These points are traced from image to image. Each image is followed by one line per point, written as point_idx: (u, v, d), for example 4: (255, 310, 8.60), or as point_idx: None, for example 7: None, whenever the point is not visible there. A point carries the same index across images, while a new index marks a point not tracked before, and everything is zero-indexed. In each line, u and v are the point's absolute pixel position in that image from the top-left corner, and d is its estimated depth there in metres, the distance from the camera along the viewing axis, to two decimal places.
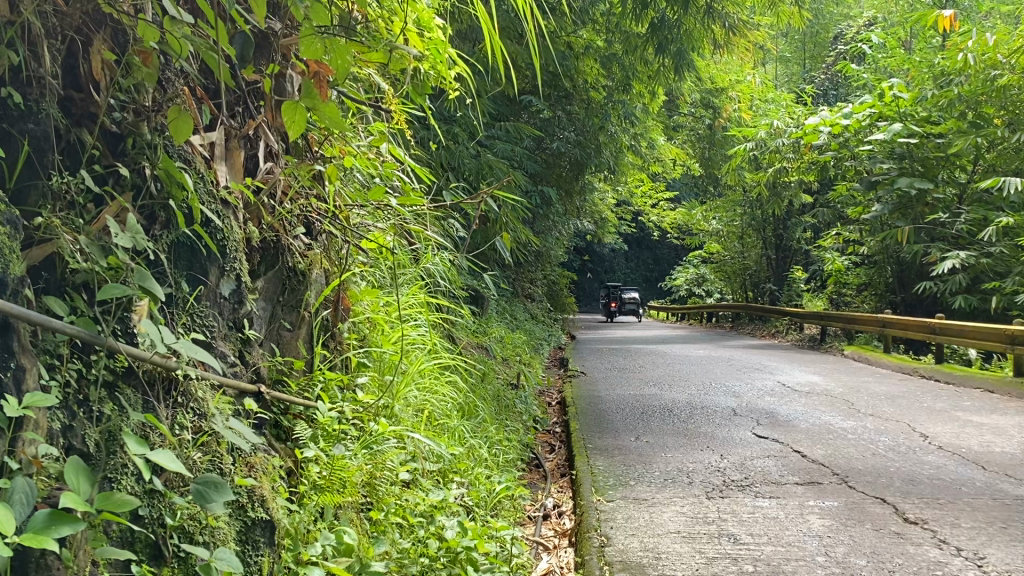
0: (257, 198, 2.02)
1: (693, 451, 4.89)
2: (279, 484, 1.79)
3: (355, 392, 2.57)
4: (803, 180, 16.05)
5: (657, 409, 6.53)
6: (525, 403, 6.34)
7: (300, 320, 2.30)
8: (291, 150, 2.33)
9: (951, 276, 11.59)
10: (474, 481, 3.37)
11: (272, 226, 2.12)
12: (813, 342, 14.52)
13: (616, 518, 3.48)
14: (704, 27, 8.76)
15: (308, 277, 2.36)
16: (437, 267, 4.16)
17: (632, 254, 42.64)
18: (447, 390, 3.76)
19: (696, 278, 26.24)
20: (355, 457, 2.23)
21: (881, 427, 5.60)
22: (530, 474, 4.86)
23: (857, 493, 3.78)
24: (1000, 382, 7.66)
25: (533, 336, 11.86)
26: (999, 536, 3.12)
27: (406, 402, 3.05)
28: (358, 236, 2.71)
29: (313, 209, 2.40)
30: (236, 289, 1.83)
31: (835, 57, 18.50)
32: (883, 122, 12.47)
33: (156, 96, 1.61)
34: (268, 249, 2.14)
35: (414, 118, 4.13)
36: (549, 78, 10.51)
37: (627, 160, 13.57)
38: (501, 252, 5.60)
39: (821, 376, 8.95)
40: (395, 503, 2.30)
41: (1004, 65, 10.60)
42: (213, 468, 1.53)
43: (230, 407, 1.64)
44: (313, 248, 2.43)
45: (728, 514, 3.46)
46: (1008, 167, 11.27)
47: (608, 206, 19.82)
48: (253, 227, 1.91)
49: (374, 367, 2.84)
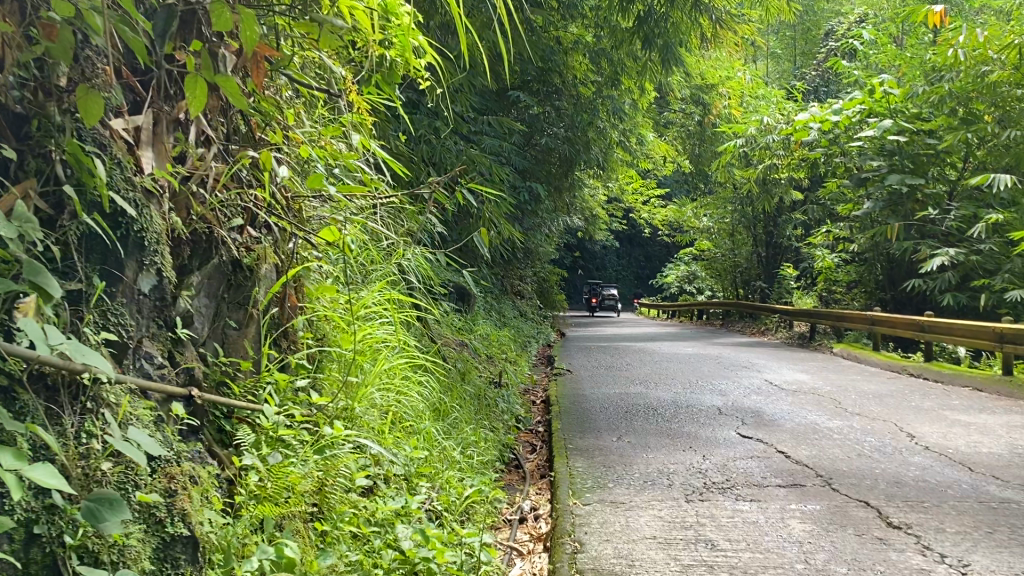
0: (187, 186, 1.95)
1: (675, 451, 4.78)
2: (212, 495, 1.75)
3: (309, 395, 2.45)
4: (794, 177, 15.94)
5: (641, 408, 6.43)
6: (507, 402, 6.22)
7: (249, 318, 2.25)
8: (229, 136, 2.23)
9: (941, 273, 11.51)
10: (443, 486, 3.24)
11: (207, 219, 2.05)
12: (802, 339, 14.43)
13: (592, 522, 3.36)
14: (691, 21, 8.66)
15: (257, 273, 2.30)
16: (410, 264, 4.06)
17: (623, 252, 42.53)
18: (417, 390, 3.65)
19: (687, 275, 26.16)
20: (302, 464, 2.13)
21: (868, 427, 5.51)
22: (508, 475, 4.73)
23: (840, 495, 3.68)
24: (989, 380, 7.57)
25: (521, 334, 11.74)
26: (984, 541, 3.01)
27: (370, 404, 2.93)
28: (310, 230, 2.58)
29: (250, 200, 2.27)
30: (158, 285, 1.78)
31: (826, 53, 18.40)
32: (873, 118, 12.41)
33: (71, 75, 1.56)
34: (201, 241, 2.04)
35: (384, 108, 3.99)
36: (536, 72, 10.39)
37: (616, 157, 13.47)
38: (479, 249, 5.48)
39: (809, 375, 8.87)
40: (349, 511, 2.19)
41: (995, 61, 10.53)
42: (125, 480, 1.47)
43: (151, 415, 1.61)
44: (261, 241, 2.34)
45: (706, 518, 3.35)
46: (998, 164, 11.21)
47: (598, 202, 19.71)
48: (178, 218, 1.85)
49: (334, 368, 2.73)
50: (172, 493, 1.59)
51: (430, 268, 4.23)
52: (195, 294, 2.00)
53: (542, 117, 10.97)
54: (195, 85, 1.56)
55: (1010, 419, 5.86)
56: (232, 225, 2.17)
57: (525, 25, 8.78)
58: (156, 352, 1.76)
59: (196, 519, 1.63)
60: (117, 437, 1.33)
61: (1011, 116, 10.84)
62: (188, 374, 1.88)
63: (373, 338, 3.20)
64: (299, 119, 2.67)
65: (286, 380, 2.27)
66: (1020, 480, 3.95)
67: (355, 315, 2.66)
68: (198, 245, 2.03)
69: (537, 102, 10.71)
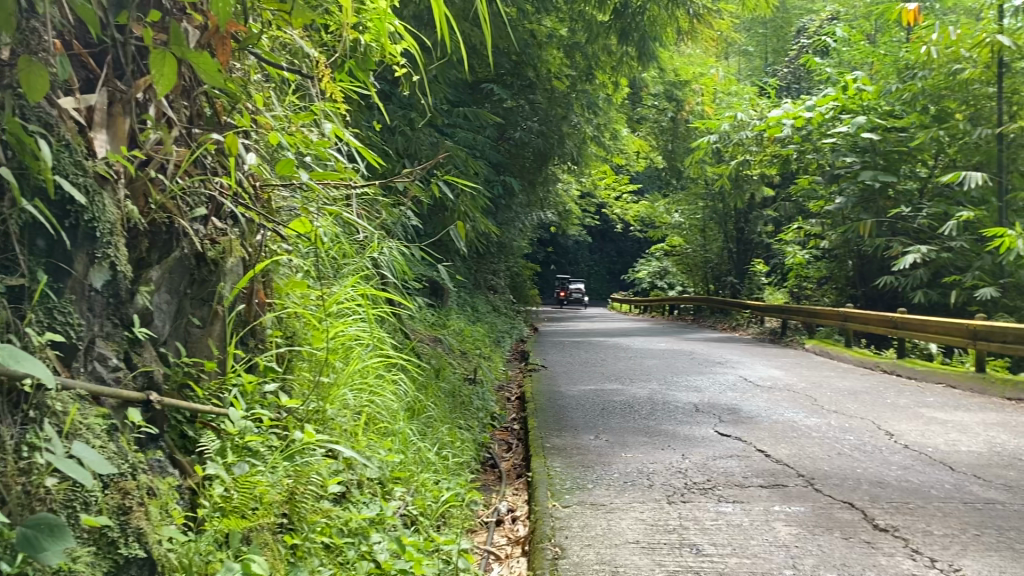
0: (144, 172, 1.82)
1: (654, 451, 4.69)
2: (173, 508, 1.63)
3: (278, 398, 2.33)
4: (766, 173, 15.99)
5: (618, 405, 6.34)
6: (482, 399, 6.11)
7: (214, 316, 2.12)
8: (193, 119, 2.10)
9: (912, 271, 11.58)
10: (419, 489, 3.12)
11: (167, 208, 1.90)
12: (774, 335, 14.47)
13: (572, 526, 3.25)
14: (668, 14, 8.57)
15: (223, 267, 2.16)
16: (384, 257, 3.94)
17: (596, 247, 42.63)
18: (392, 390, 3.53)
19: (659, 271, 26.21)
20: (271, 472, 1.99)
21: (845, 425, 5.47)
22: (484, 475, 4.62)
23: (824, 497, 3.61)
24: (962, 377, 7.59)
25: (495, 329, 11.63)
26: (973, 544, 2.95)
27: (343, 405, 2.80)
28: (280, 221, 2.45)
29: (212, 186, 2.13)
30: (111, 280, 1.64)
31: (799, 50, 18.49)
32: (846, 115, 12.49)
33: (14, 49, 1.43)
34: (161, 232, 1.91)
35: (357, 95, 3.84)
36: (511, 65, 10.27)
37: (590, 152, 13.39)
38: (455, 243, 5.35)
39: (783, 371, 8.86)
40: (321, 521, 2.06)
41: (967, 59, 10.57)
42: (73, 497, 1.37)
43: (103, 424, 1.50)
44: (227, 233, 2.21)
45: (689, 521, 3.25)
46: (969, 162, 11.30)
47: (571, 197, 19.65)
48: (134, 209, 1.72)
49: (305, 368, 2.60)
50: (127, 509, 1.47)
51: (405, 262, 4.10)
52: (155, 290, 1.86)
53: (516, 110, 10.85)
54: (163, 60, 1.47)
55: (986, 416, 5.86)
56: (194, 215, 2.03)
57: (500, 17, 8.65)
58: (111, 353, 1.63)
59: (153, 537, 1.51)
60: (60, 453, 1.22)
61: (983, 114, 10.92)
62: (147, 377, 1.76)
63: (345, 336, 3.07)
64: (269, 103, 2.53)
65: (252, 382, 2.14)
66: (1002, 480, 3.91)
67: (326, 311, 2.52)
68: (158, 236, 1.89)
69: (512, 95, 10.59)
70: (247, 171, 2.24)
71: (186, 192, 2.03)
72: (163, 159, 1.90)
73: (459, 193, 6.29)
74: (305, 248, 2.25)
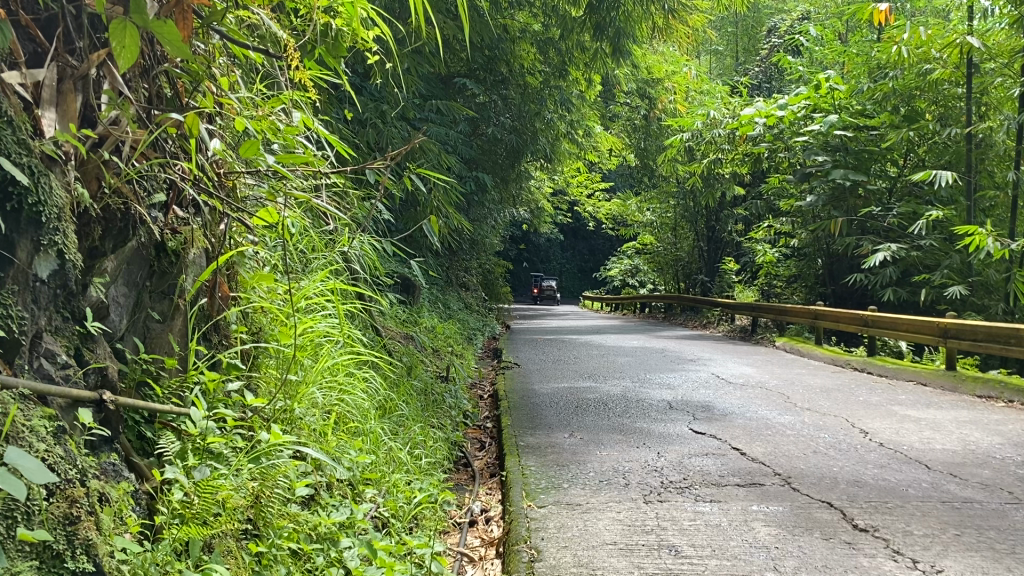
0: (95, 154, 1.70)
1: (629, 449, 4.62)
2: (127, 516, 1.54)
3: (243, 397, 2.22)
4: (737, 172, 16.06)
5: (592, 403, 6.28)
6: (454, 397, 6.02)
7: (174, 310, 2.03)
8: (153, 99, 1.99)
9: (881, 269, 11.68)
10: (391, 490, 3.03)
11: (122, 194, 1.79)
12: (744, 333, 14.53)
13: (548, 526, 3.18)
14: (642, 11, 8.51)
15: (184, 260, 2.08)
16: (354, 251, 3.84)
17: (567, 244, 42.72)
18: (363, 387, 3.43)
19: (630, 268, 26.24)
20: (234, 475, 1.89)
21: (820, 423, 5.46)
22: (457, 475, 4.53)
23: (802, 496, 3.56)
24: (932, 375, 7.63)
25: (467, 326, 11.54)
26: (954, 544, 2.92)
27: (311, 403, 2.70)
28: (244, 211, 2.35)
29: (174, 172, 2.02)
30: (58, 270, 1.52)
31: (770, 49, 18.60)
32: (818, 114, 12.57)
33: None
34: (116, 220, 1.80)
35: (327, 83, 3.73)
36: (484, 61, 10.17)
37: (563, 148, 13.32)
38: (428, 239, 5.24)
39: (755, 368, 8.86)
40: (288, 526, 1.96)
41: (937, 59, 10.65)
42: (12, 509, 1.22)
43: (49, 425, 1.38)
44: (188, 224, 2.12)
45: (667, 521, 3.19)
46: (938, 162, 11.40)
47: (543, 194, 19.59)
48: (85, 192, 1.60)
49: (272, 365, 2.50)
50: (74, 520, 1.35)
51: (376, 256, 4.00)
52: (110, 282, 1.77)
53: (488, 105, 10.75)
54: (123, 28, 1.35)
55: (958, 414, 5.87)
56: (152, 201, 1.92)
57: (473, 10, 8.54)
58: (60, 349, 1.53)
59: (102, 550, 1.40)
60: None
61: (952, 114, 11.00)
62: (100, 375, 1.65)
63: (315, 332, 2.97)
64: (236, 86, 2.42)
65: (215, 379, 2.03)
66: (978, 478, 3.90)
67: (294, 305, 2.42)
68: (112, 224, 1.76)
69: (484, 90, 10.49)
70: (209, 157, 2.14)
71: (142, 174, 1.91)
72: (120, 138, 1.79)
73: (432, 187, 6.20)
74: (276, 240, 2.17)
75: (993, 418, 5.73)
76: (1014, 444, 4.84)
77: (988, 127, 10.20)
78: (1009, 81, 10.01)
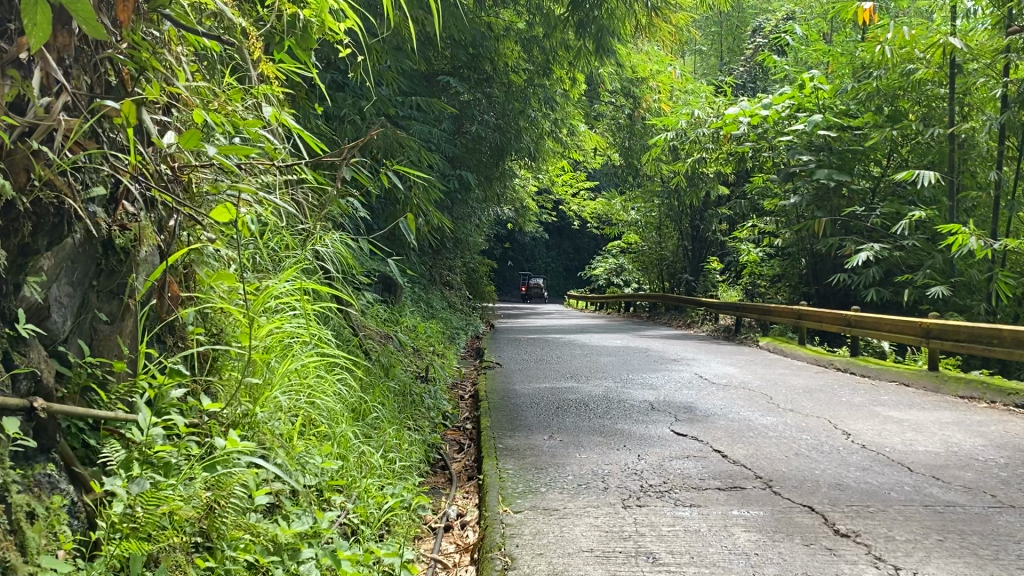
0: (22, 142, 1.59)
1: (608, 451, 4.55)
2: (60, 530, 1.49)
3: (198, 403, 2.14)
4: (722, 171, 16.05)
5: (574, 403, 6.20)
6: (434, 398, 5.93)
7: (123, 311, 1.99)
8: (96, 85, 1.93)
9: (864, 269, 11.68)
10: (360, 496, 2.95)
11: (55, 186, 1.67)
12: (728, 333, 14.51)
13: (523, 532, 3.10)
14: (626, 8, 8.44)
15: (135, 257, 2.02)
16: (327, 250, 3.76)
17: (552, 244, 42.72)
18: (334, 390, 3.35)
19: (615, 268, 26.22)
20: (185, 485, 1.82)
21: (802, 424, 5.40)
22: (433, 478, 4.44)
23: (783, 500, 3.50)
24: (915, 375, 7.60)
25: (449, 325, 11.44)
26: (936, 550, 2.85)
27: (276, 406, 2.60)
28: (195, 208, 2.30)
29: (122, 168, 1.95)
30: None
31: (755, 49, 18.61)
32: (802, 113, 12.58)
33: None
34: (50, 217, 1.68)
35: (298, 75, 3.64)
36: (467, 58, 10.08)
37: (548, 147, 13.26)
38: (406, 237, 5.14)
39: (738, 368, 8.82)
40: (244, 536, 1.88)
41: (921, 59, 10.66)
42: None
43: None
44: (140, 219, 2.05)
45: (646, 527, 3.12)
46: (921, 162, 11.40)
47: (528, 193, 19.52)
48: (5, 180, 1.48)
49: (233, 368, 2.41)
50: None
51: (349, 254, 3.90)
52: (49, 283, 1.70)
53: (472, 104, 10.66)
54: None
55: (940, 415, 5.84)
56: (89, 195, 1.82)
57: (456, 7, 8.46)
58: None
59: (23, 572, 1.33)
60: None
61: (935, 115, 11.01)
62: (35, 380, 1.58)
63: (282, 333, 2.88)
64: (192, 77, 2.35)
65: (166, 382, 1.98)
66: (961, 481, 3.85)
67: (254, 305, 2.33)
68: (44, 219, 1.65)
69: (468, 88, 10.41)
70: (160, 152, 2.07)
71: (79, 166, 1.82)
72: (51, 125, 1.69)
73: (411, 184, 6.10)
74: (232, 237, 2.10)
75: (976, 419, 5.70)
76: (997, 446, 4.80)
77: (971, 128, 10.21)
78: (992, 81, 10.02)
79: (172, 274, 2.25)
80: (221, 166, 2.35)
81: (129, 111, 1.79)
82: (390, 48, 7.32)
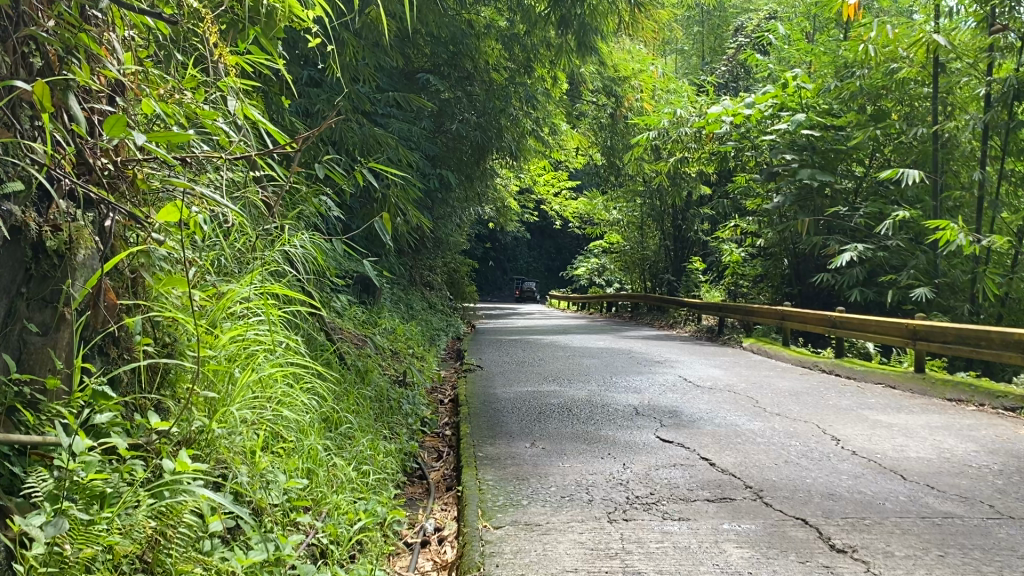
0: None
1: (592, 459, 4.39)
2: None
3: (141, 424, 1.99)
4: (704, 170, 15.97)
5: (556, 409, 6.04)
6: (412, 403, 5.75)
7: (60, 320, 1.84)
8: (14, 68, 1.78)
9: (847, 269, 11.62)
10: (329, 514, 2.78)
11: None
12: (711, 333, 14.43)
13: (504, 551, 2.94)
14: (609, 5, 8.28)
15: (72, 260, 1.88)
16: (295, 251, 3.59)
17: (534, 243, 42.70)
18: (303, 401, 3.18)
19: (597, 268, 26.10)
20: (123, 520, 1.70)
21: (790, 429, 5.27)
22: (410, 489, 4.26)
23: (774, 512, 3.35)
24: (902, 377, 7.50)
25: (430, 327, 11.27)
26: (938, 567, 2.71)
27: (235, 421, 2.42)
28: (139, 204, 2.13)
29: (51, 165, 1.79)
30: None
31: (737, 48, 18.58)
32: (785, 112, 12.53)
33: None
34: None
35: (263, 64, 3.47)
36: (447, 56, 9.92)
37: (530, 146, 13.10)
38: (381, 237, 4.93)
39: (722, 370, 8.70)
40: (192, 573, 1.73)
41: (904, 58, 10.62)
42: None
43: None
44: (75, 219, 1.91)
45: (633, 544, 2.96)
46: (904, 162, 11.35)
47: (509, 193, 19.37)
48: None
49: (181, 387, 2.25)
50: None
51: (320, 255, 3.72)
52: None
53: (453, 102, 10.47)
54: None
55: (929, 419, 5.73)
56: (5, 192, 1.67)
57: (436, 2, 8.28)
58: None
59: None
60: None
61: (918, 114, 10.98)
62: None
63: (247, 341, 2.73)
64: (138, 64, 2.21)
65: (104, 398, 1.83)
66: (957, 490, 3.72)
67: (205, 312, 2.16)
68: None
69: (449, 86, 10.23)
70: (96, 149, 1.93)
71: None
72: None
73: (389, 184, 5.93)
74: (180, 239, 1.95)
75: (965, 423, 5.59)
76: (989, 451, 4.68)
77: (954, 127, 10.14)
78: (975, 80, 9.98)
79: (113, 279, 2.08)
80: (169, 159, 2.18)
81: (41, 93, 1.57)
82: (369, 43, 7.13)
